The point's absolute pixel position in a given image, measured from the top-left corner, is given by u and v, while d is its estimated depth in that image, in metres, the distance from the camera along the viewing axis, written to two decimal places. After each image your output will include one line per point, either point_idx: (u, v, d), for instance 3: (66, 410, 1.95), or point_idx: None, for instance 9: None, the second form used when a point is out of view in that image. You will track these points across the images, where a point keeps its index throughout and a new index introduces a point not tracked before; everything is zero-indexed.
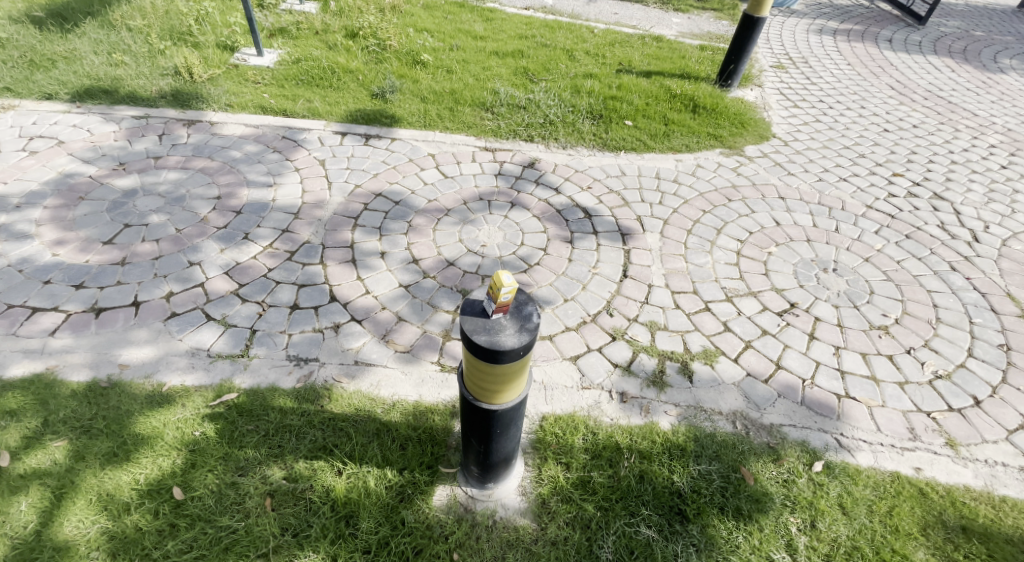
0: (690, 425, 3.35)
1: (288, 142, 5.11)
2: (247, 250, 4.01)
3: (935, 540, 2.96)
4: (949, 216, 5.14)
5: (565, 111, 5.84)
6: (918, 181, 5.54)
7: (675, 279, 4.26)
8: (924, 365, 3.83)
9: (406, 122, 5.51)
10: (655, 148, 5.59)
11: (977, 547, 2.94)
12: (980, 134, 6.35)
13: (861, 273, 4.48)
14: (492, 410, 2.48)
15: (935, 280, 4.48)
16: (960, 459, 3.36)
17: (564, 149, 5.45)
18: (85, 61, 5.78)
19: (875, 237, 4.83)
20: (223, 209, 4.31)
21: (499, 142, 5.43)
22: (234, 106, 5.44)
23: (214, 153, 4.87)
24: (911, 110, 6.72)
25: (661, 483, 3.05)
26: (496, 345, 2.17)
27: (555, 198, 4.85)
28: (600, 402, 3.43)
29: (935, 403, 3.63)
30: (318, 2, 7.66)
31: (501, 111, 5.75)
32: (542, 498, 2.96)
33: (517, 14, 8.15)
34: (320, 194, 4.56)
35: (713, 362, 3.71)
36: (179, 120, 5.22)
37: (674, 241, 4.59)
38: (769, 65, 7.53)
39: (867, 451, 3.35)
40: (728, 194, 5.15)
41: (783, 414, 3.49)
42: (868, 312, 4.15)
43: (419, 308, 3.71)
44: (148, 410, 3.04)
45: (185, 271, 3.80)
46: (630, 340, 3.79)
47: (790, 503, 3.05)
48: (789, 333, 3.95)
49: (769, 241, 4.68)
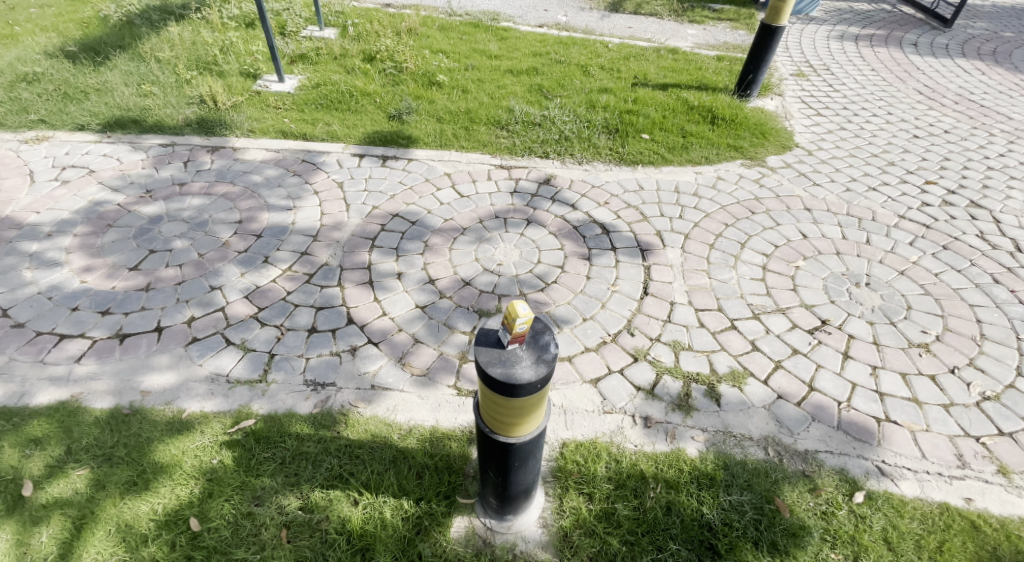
0: (719, 452, 3.23)
1: (307, 165, 5.16)
2: (267, 273, 4.02)
3: None
4: (988, 225, 4.92)
5: (580, 127, 5.79)
6: (953, 188, 5.33)
7: (699, 296, 4.14)
8: (970, 386, 3.65)
9: (422, 143, 5.52)
10: (674, 161, 5.48)
11: None
12: (1016, 138, 6.10)
13: (896, 287, 4.30)
14: (510, 442, 2.40)
15: (977, 293, 4.28)
16: (1014, 489, 3.17)
17: (580, 165, 5.38)
18: (116, 92, 5.95)
19: (909, 249, 4.64)
20: (244, 233, 4.35)
21: (515, 159, 5.40)
22: (255, 132, 5.54)
23: (236, 178, 4.94)
24: (941, 115, 6.49)
25: (690, 515, 2.94)
26: (512, 378, 2.09)
27: (572, 214, 4.78)
28: (623, 428, 3.33)
29: (984, 427, 3.45)
30: (337, 28, 7.81)
31: (516, 129, 5.73)
32: (564, 531, 2.86)
33: (531, 32, 8.16)
34: (339, 216, 4.58)
35: (741, 385, 3.58)
36: (204, 147, 5.33)
37: (696, 256, 4.47)
38: (790, 74, 7.38)
39: (911, 480, 3.19)
40: (751, 206, 5.01)
41: (819, 439, 3.34)
42: (906, 329, 3.98)
43: (436, 330, 3.66)
44: (167, 437, 3.03)
45: (206, 296, 3.82)
46: (653, 361, 3.68)
47: (830, 537, 2.91)
48: (821, 351, 3.80)
49: (796, 255, 4.53)
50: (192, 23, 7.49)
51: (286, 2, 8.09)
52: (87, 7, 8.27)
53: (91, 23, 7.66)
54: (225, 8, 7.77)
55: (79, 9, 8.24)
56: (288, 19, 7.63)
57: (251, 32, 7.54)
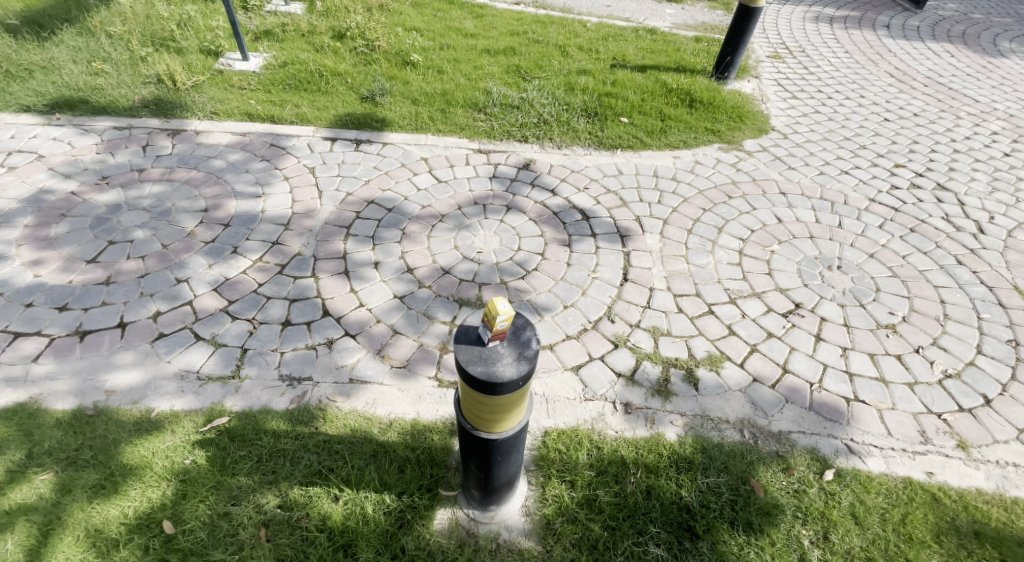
0: (697, 436, 3.29)
1: (276, 149, 4.95)
2: (236, 264, 3.87)
3: (949, 547, 2.94)
4: (953, 208, 5.06)
5: (559, 110, 5.69)
6: (920, 171, 5.45)
7: (678, 282, 4.16)
8: (933, 365, 3.80)
9: (396, 125, 5.36)
10: (653, 145, 5.45)
11: (990, 553, 2.92)
12: (981, 121, 6.25)
13: (866, 270, 4.41)
14: (492, 438, 2.37)
15: (941, 275, 4.44)
16: (972, 462, 3.33)
17: (559, 149, 5.31)
18: (64, 70, 5.60)
19: (879, 232, 4.75)
20: (211, 222, 4.17)
21: (493, 143, 5.29)
22: (219, 114, 5.29)
23: (200, 163, 4.72)
24: (911, 98, 6.60)
25: (669, 499, 3.00)
26: (493, 377, 2.05)
27: (551, 200, 4.72)
28: (604, 414, 3.36)
29: (946, 404, 3.60)
30: (304, 3, 7.47)
31: (494, 112, 5.60)
32: (546, 519, 2.89)
33: (508, 10, 7.94)
34: (311, 203, 4.43)
35: (718, 369, 3.64)
36: (163, 130, 5.06)
37: (675, 241, 4.48)
38: (766, 56, 7.39)
39: (877, 456, 3.32)
40: (728, 190, 5.03)
41: (791, 420, 3.43)
42: (875, 311, 4.10)
43: (415, 321, 3.59)
44: (136, 438, 2.91)
45: (172, 289, 3.66)
46: (633, 347, 3.70)
47: (801, 514, 3.01)
48: (794, 334, 3.89)
49: (771, 239, 4.59)
50: None
51: None
52: None
53: None
54: None
55: None
56: None
57: (211, 7, 7.17)
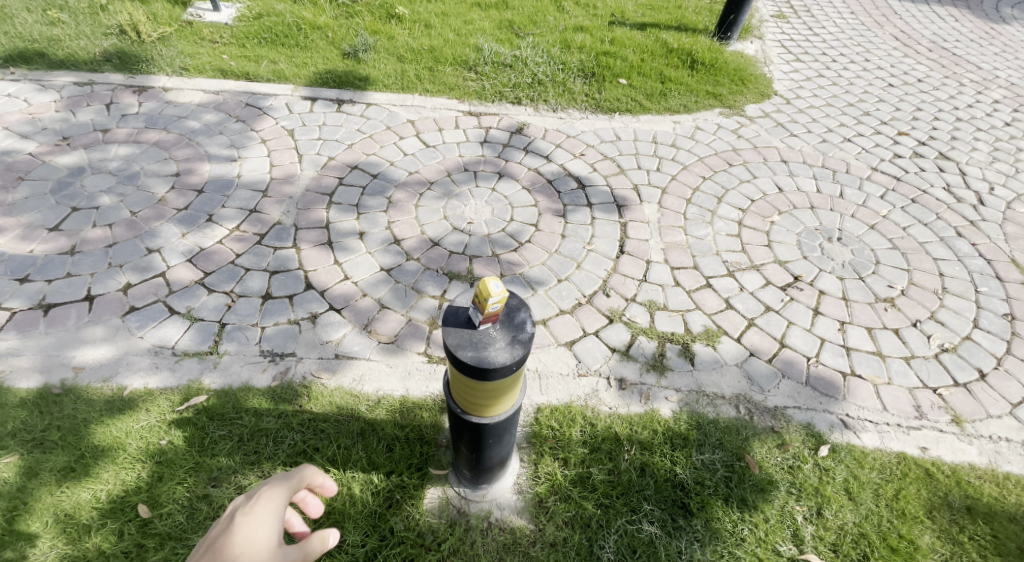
0: (692, 412, 3.21)
1: (251, 110, 4.67)
2: (212, 233, 3.66)
3: (940, 523, 2.91)
4: (954, 178, 4.94)
5: (554, 69, 5.42)
6: (923, 140, 5.30)
7: (675, 254, 4.03)
8: (930, 339, 3.74)
9: (381, 84, 5.07)
10: (652, 110, 5.23)
11: (982, 528, 2.89)
12: (985, 88, 6.08)
13: (866, 242, 4.30)
14: (483, 422, 2.26)
15: (940, 247, 4.34)
16: (965, 437, 3.29)
17: (554, 112, 5.08)
18: (17, 20, 5.23)
19: (880, 202, 4.63)
20: (183, 188, 3.93)
21: (484, 105, 5.04)
22: (189, 70, 4.96)
23: (169, 124, 4.43)
24: (915, 62, 6.39)
25: (663, 476, 2.93)
26: (484, 362, 1.92)
27: (546, 166, 4.52)
28: (598, 390, 3.26)
29: (941, 378, 3.55)
30: None
31: (485, 70, 5.32)
32: (539, 497, 2.81)
33: None
34: (290, 167, 4.20)
35: (715, 343, 3.54)
36: (127, 86, 4.75)
37: (673, 212, 4.33)
38: (769, 15, 7.10)
39: (872, 431, 3.26)
40: (728, 158, 4.86)
41: (787, 395, 3.36)
42: (874, 284, 4.01)
43: (403, 295, 3.44)
44: (107, 418, 2.76)
45: (143, 259, 3.46)
46: (629, 322, 3.58)
47: (795, 490, 2.96)
48: (792, 308, 3.79)
49: (771, 209, 4.45)
50: None
51: None
52: None
53: None
54: None
55: None
56: None
57: None
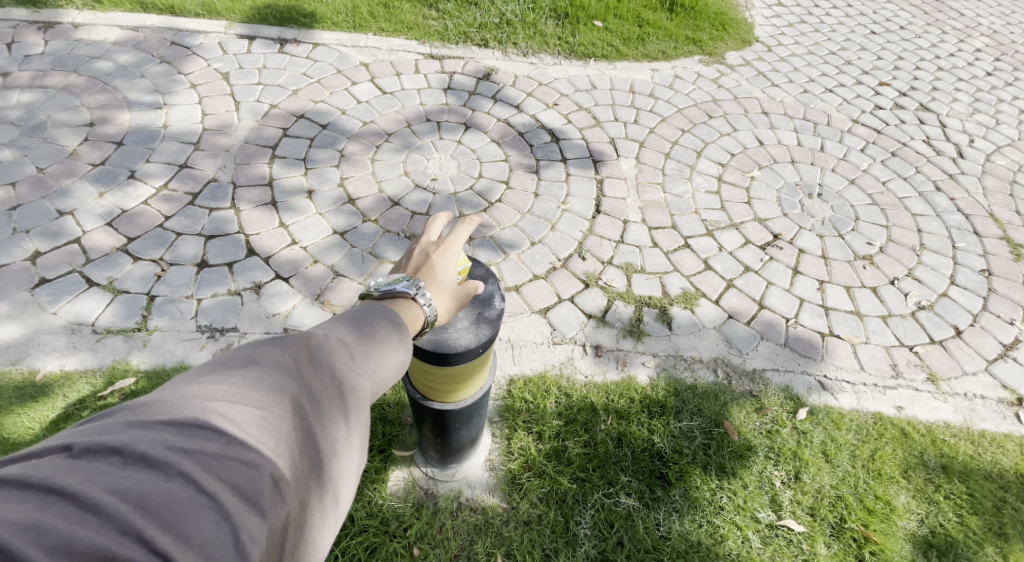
0: (669, 378, 3.05)
1: (177, 49, 4.16)
2: (134, 192, 3.26)
3: (916, 482, 2.82)
4: (934, 130, 4.80)
5: (524, 9, 5.00)
6: (904, 90, 5.11)
7: (653, 213, 3.79)
8: (907, 296, 3.63)
9: (330, 23, 4.59)
10: (630, 56, 4.89)
11: (958, 487, 2.81)
12: (966, 37, 5.90)
13: (847, 198, 4.14)
14: (447, 409, 2.03)
15: (919, 202, 4.21)
16: (941, 395, 3.22)
17: (525, 57, 4.70)
18: None
19: (860, 156, 4.46)
20: (98, 139, 3.48)
21: (447, 47, 4.62)
22: (103, 2, 4.39)
23: (80, 66, 3.91)
24: (897, 9, 6.15)
25: (640, 445, 2.76)
26: (444, 347, 1.67)
27: (515, 117, 4.18)
28: (573, 358, 3.06)
29: (918, 336, 3.46)
30: None
31: (447, 8, 4.87)
32: (512, 474, 2.62)
33: None
34: (225, 116, 3.76)
35: (692, 306, 3.36)
36: (32, 23, 4.18)
37: (652, 167, 4.07)
38: None
39: (849, 392, 3.16)
40: (708, 109, 4.59)
41: (765, 357, 3.22)
42: (853, 242, 3.86)
43: (360, 261, 3.12)
44: (17, 407, 2.42)
45: (54, 223, 3.05)
46: (605, 286, 3.36)
47: (773, 455, 2.83)
48: (772, 268, 3.62)
49: (752, 164, 4.23)
50: None
51: None
52: None
53: None
54: None
55: None
56: None
57: None
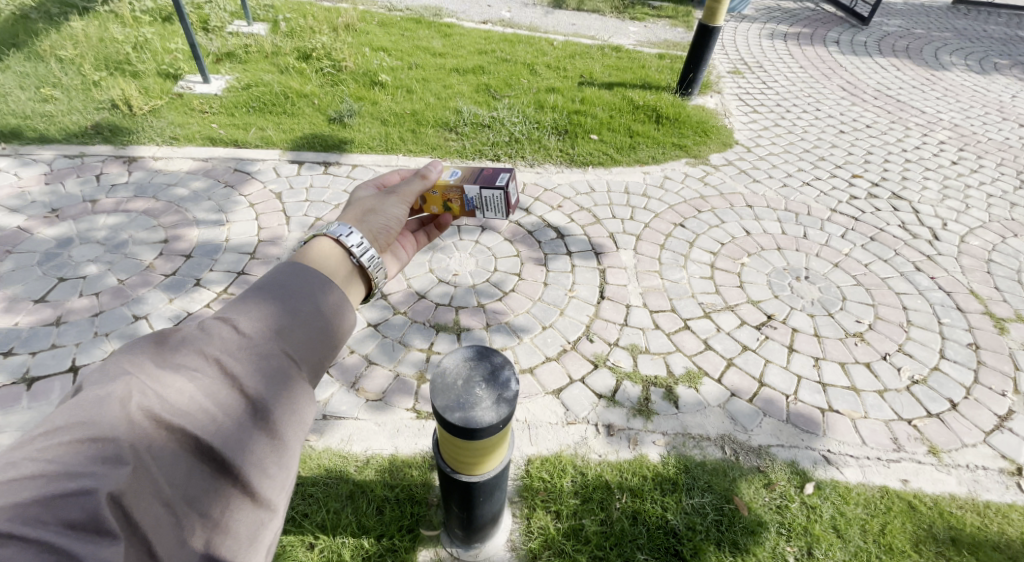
0: (679, 455, 3.25)
1: (240, 175, 4.75)
2: (198, 297, 3.66)
3: (928, 556, 2.94)
4: (909, 215, 5.23)
5: (529, 128, 5.66)
6: (876, 181, 5.61)
7: (653, 297, 4.15)
8: (901, 372, 3.88)
9: (367, 147, 5.22)
10: (623, 162, 5.45)
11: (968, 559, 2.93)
12: (929, 131, 6.51)
13: (832, 279, 4.50)
14: (473, 481, 2.26)
15: (902, 282, 4.56)
16: (944, 467, 3.38)
17: (531, 167, 5.27)
18: (11, 98, 5.33)
19: (841, 241, 4.86)
20: (170, 254, 3.94)
21: (465, 162, 5.21)
22: (179, 139, 5.05)
23: (158, 192, 4.47)
24: (863, 110, 6.83)
25: (655, 523, 2.93)
26: (472, 423, 1.94)
27: (526, 218, 4.67)
28: (586, 438, 3.29)
29: (915, 409, 3.67)
30: (269, 24, 7.31)
31: (465, 131, 5.52)
32: (533, 553, 2.80)
33: (475, 29, 7.93)
34: (278, 230, 4.24)
35: (696, 385, 3.62)
36: (116, 157, 4.81)
37: (649, 257, 4.48)
38: (726, 71, 7.56)
39: (854, 466, 3.34)
40: (697, 204, 5.07)
41: (770, 434, 3.43)
42: (843, 320, 4.17)
43: (390, 350, 3.47)
44: None
45: (129, 327, 3.43)
46: (612, 367, 3.65)
47: (785, 530, 2.98)
48: (768, 347, 3.91)
49: (741, 252, 4.63)
50: (101, 20, 6.83)
51: None
52: None
53: None
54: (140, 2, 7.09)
55: None
56: (215, 15, 7.05)
57: (170, 28, 6.91)
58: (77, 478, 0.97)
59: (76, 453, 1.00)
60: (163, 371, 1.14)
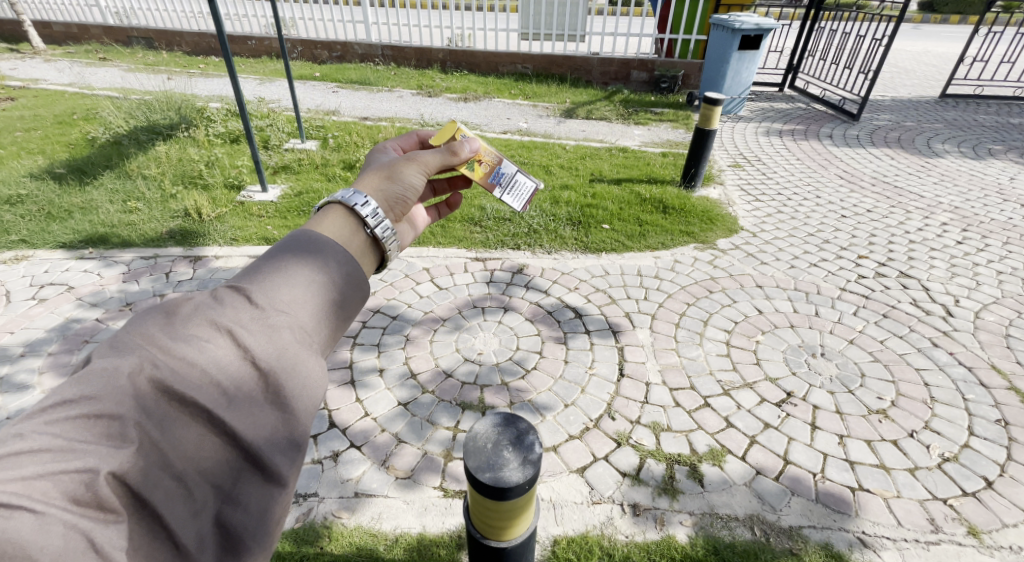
0: (707, 536, 3.23)
1: None
2: None
3: None
4: (920, 293, 5.37)
5: (546, 220, 6.06)
6: (883, 261, 5.81)
7: (672, 375, 4.27)
8: (930, 449, 3.85)
9: None
10: (634, 248, 5.76)
11: None
12: (930, 213, 6.78)
13: (849, 355, 4.58)
14: (501, 547, 2.34)
15: (920, 357, 4.62)
16: (986, 549, 3.29)
17: (549, 255, 5.59)
18: (100, 210, 5.95)
19: (854, 318, 4.99)
20: None
21: (489, 252, 5.56)
22: (239, 240, 5.52)
23: None
24: (861, 197, 7.16)
25: None
26: (501, 483, 2.07)
27: (545, 300, 4.91)
28: (612, 518, 3.30)
29: (949, 488, 3.61)
30: (318, 139, 8.12)
31: (489, 225, 5.93)
32: None
33: (497, 137, 8.68)
34: None
35: (721, 463, 3.64)
36: (185, 257, 5.27)
37: (665, 335, 4.64)
38: (727, 165, 8.07)
39: (892, 549, 3.26)
40: (708, 285, 5.29)
41: (800, 514, 3.39)
42: (864, 397, 4.21)
43: (419, 428, 3.60)
44: None
45: None
46: (635, 444, 3.71)
47: None
48: (790, 424, 3.94)
49: (755, 329, 4.77)
50: (179, 141, 7.66)
51: (270, 119, 8.41)
52: (75, 129, 8.43)
53: (79, 144, 7.80)
54: (211, 127, 8.03)
55: (67, 131, 8.39)
56: (271, 134, 7.89)
57: (237, 147, 7.75)
58: (84, 454, 1.05)
59: (88, 428, 1.08)
60: (175, 343, 1.22)
